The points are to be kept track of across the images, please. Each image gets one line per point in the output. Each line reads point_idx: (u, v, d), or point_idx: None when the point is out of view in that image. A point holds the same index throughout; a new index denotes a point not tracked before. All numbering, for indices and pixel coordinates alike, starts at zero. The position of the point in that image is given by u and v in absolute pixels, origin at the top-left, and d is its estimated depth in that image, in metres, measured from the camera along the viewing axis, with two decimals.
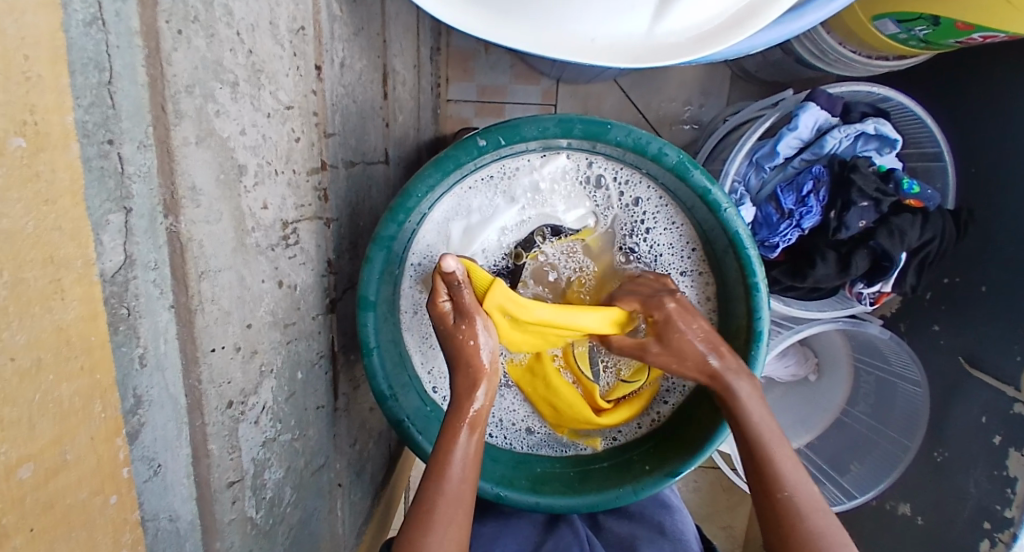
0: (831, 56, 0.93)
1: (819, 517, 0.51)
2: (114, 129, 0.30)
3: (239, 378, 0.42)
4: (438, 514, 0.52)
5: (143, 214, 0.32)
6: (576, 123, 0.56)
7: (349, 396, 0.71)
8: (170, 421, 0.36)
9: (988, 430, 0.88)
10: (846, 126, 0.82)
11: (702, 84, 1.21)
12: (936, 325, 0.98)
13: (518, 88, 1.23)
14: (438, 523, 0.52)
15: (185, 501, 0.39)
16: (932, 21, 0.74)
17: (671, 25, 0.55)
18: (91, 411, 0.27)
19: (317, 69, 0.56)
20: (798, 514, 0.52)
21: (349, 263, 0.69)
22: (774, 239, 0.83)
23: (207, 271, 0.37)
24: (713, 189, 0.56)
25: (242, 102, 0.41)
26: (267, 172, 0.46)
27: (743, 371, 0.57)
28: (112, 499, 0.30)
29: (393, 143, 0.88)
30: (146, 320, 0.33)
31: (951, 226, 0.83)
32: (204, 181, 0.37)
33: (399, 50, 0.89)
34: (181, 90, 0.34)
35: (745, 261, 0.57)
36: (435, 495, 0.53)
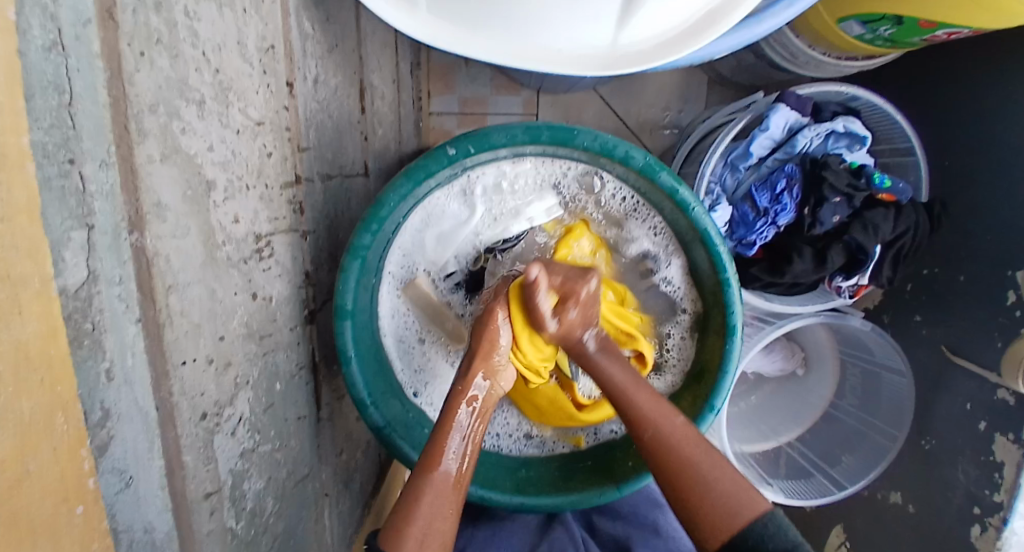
0: (801, 58, 0.95)
1: (705, 456, 0.51)
2: (76, 148, 0.30)
3: (212, 390, 0.43)
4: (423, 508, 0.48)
5: (106, 231, 0.32)
6: (544, 130, 0.59)
7: (333, 406, 0.71)
8: (141, 435, 0.37)
9: (973, 418, 0.89)
10: (815, 125, 0.84)
11: (679, 88, 1.23)
12: (916, 315, 1.00)
13: (499, 99, 1.25)
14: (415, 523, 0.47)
15: (161, 512, 0.40)
16: (896, 21, 0.76)
17: (635, 34, 0.56)
18: (52, 424, 0.28)
19: (288, 86, 0.57)
20: (688, 468, 0.51)
21: (328, 274, 0.70)
22: (751, 237, 0.85)
23: (175, 285, 0.39)
24: (680, 188, 0.58)
25: (210, 120, 0.43)
26: (238, 187, 0.47)
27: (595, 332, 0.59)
28: (78, 509, 0.31)
29: (373, 156, 0.90)
30: (112, 335, 0.34)
31: (924, 217, 0.84)
32: (170, 198, 0.38)
33: (377, 66, 0.90)
34: (143, 109, 0.35)
35: (716, 256, 0.59)
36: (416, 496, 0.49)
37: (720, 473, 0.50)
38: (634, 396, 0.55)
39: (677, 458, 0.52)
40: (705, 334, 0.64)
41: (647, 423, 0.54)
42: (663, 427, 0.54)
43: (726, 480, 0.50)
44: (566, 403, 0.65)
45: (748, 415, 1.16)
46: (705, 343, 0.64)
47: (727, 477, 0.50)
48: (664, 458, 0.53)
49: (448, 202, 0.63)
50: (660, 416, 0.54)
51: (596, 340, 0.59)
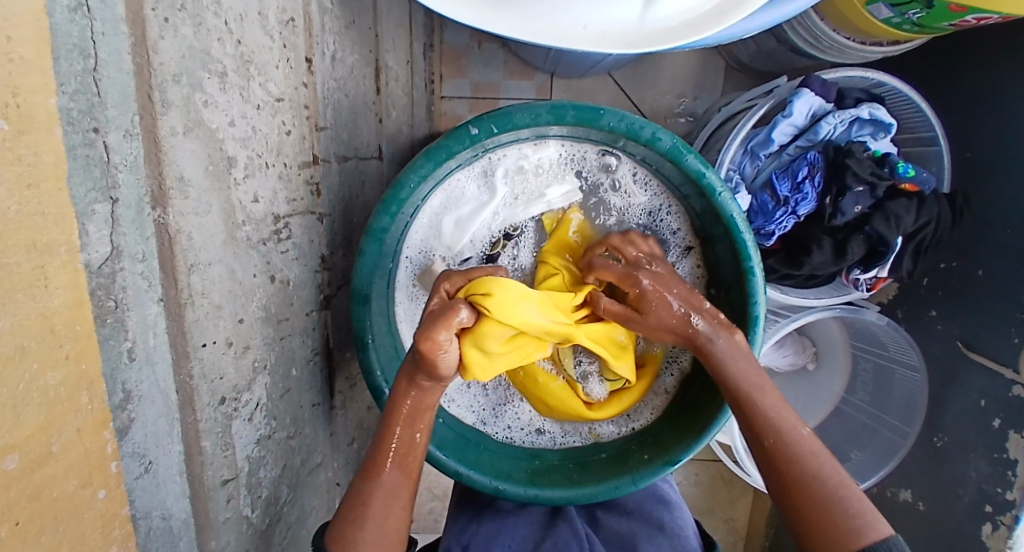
0: (824, 43, 0.93)
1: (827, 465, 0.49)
2: (100, 117, 0.29)
3: (232, 374, 0.42)
4: (372, 510, 0.51)
5: (130, 205, 0.31)
6: (569, 110, 0.56)
7: (346, 393, 0.71)
8: (162, 417, 0.36)
9: (986, 415, 0.88)
10: (840, 111, 0.82)
11: (695, 76, 1.21)
12: (932, 310, 0.98)
13: (511, 84, 1.22)
14: (370, 521, 0.50)
15: (178, 499, 0.39)
16: (925, 5, 0.74)
17: (666, 8, 0.54)
18: (78, 401, 0.27)
19: (307, 62, 0.55)
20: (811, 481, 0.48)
21: (343, 259, 0.69)
22: (770, 227, 0.83)
23: (197, 264, 0.37)
24: (708, 173, 0.56)
25: (231, 93, 0.41)
26: (258, 164, 0.45)
27: (724, 327, 0.53)
28: (102, 493, 0.30)
29: (386, 139, 0.88)
30: (134, 313, 0.32)
31: (946, 209, 0.83)
32: (193, 172, 0.36)
33: (391, 46, 0.88)
34: (167, 79, 0.33)
35: (740, 246, 0.57)
36: (370, 496, 0.51)
37: (848, 491, 0.48)
38: (759, 400, 0.53)
39: (801, 468, 0.49)
40: None
41: (769, 431, 0.51)
42: (791, 435, 0.51)
43: (853, 500, 0.47)
44: (574, 398, 0.64)
45: None
46: None
47: (853, 496, 0.48)
48: (789, 469, 0.49)
49: (467, 184, 0.61)
50: (785, 423, 0.51)
51: (720, 330, 0.53)
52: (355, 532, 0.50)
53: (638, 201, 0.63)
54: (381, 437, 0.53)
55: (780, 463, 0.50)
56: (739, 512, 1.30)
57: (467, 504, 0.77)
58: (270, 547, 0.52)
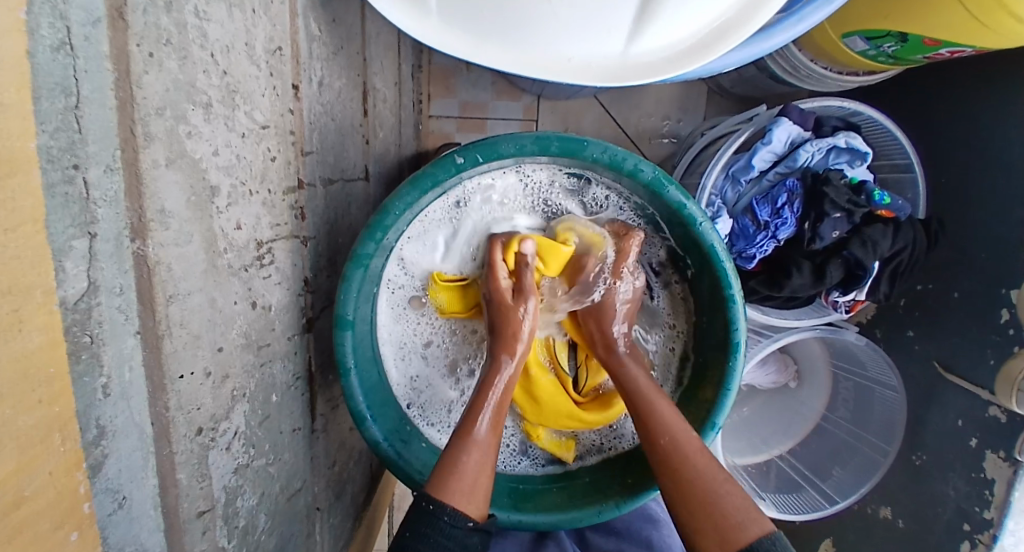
0: (802, 72, 0.96)
1: (707, 463, 0.53)
2: (80, 153, 0.29)
3: (209, 404, 0.42)
4: (472, 462, 0.52)
5: (108, 239, 0.31)
6: (553, 140, 0.56)
7: (327, 416, 0.70)
8: (137, 451, 0.35)
9: (964, 435, 0.90)
10: (817, 139, 0.84)
11: (679, 99, 1.23)
12: (909, 331, 1.00)
13: (498, 104, 1.24)
14: (465, 473, 0.52)
15: (153, 532, 0.38)
16: (900, 38, 0.77)
17: (648, 44, 0.55)
18: (51, 442, 0.26)
19: (294, 89, 0.55)
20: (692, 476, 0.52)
21: (327, 280, 0.69)
22: (751, 250, 0.85)
23: (176, 294, 0.37)
24: (689, 203, 0.57)
25: (215, 123, 0.41)
26: (241, 192, 0.46)
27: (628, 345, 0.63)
28: (74, 535, 0.29)
29: (373, 160, 0.88)
30: (110, 347, 0.32)
31: (921, 235, 0.85)
32: (174, 204, 0.36)
33: (379, 69, 0.89)
34: (150, 112, 0.33)
35: (721, 273, 0.58)
36: (460, 453, 0.53)
37: (731, 487, 0.51)
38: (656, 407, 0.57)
39: (690, 471, 0.52)
40: (707, 347, 0.63)
41: (662, 433, 0.56)
42: (679, 435, 0.55)
43: (736, 499, 0.50)
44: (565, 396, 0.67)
45: (740, 427, 1.17)
46: (706, 357, 0.63)
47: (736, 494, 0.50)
48: (678, 468, 0.53)
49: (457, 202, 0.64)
50: (673, 427, 0.56)
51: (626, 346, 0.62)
52: (450, 486, 0.51)
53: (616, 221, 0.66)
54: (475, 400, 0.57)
55: (679, 473, 0.53)
56: None
57: None
58: None
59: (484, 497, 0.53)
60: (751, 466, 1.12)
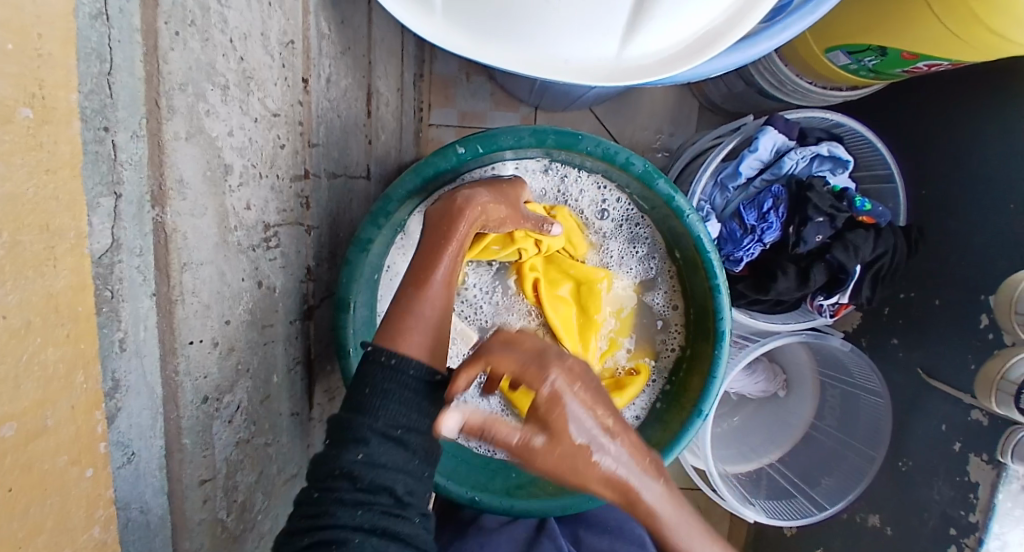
0: (789, 86, 1.01)
1: None
2: (111, 117, 0.31)
3: (215, 374, 0.43)
4: (426, 313, 0.56)
5: (131, 201, 0.33)
6: (550, 134, 0.59)
7: (325, 406, 0.71)
8: (146, 410, 0.37)
9: (948, 438, 0.91)
10: (801, 148, 0.88)
11: (672, 114, 1.28)
12: (893, 338, 1.03)
13: (496, 115, 1.28)
14: (417, 328, 0.56)
15: (156, 494, 0.39)
16: (880, 52, 0.82)
17: (642, 47, 0.59)
18: (72, 381, 0.28)
19: (303, 82, 0.58)
20: None
21: (328, 271, 0.71)
22: (739, 254, 0.87)
23: (190, 263, 0.39)
24: (677, 196, 0.59)
25: (231, 105, 0.43)
26: (252, 174, 0.48)
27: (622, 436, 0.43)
28: (87, 472, 0.30)
29: (375, 160, 0.91)
30: (128, 304, 0.33)
31: (901, 242, 0.88)
32: (192, 176, 0.38)
33: (383, 73, 0.92)
34: (175, 87, 0.36)
35: (707, 264, 0.61)
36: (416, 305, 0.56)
37: None
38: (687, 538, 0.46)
39: None
40: (698, 339, 0.66)
41: None
42: None
43: None
44: None
45: (730, 436, 1.19)
46: (696, 347, 0.66)
47: None
48: None
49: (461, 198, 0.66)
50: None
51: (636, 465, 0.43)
52: (404, 335, 0.55)
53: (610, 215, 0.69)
54: (424, 256, 0.58)
55: None
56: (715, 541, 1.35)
57: (447, 523, 0.77)
58: None
59: (434, 343, 0.56)
60: (743, 474, 1.14)
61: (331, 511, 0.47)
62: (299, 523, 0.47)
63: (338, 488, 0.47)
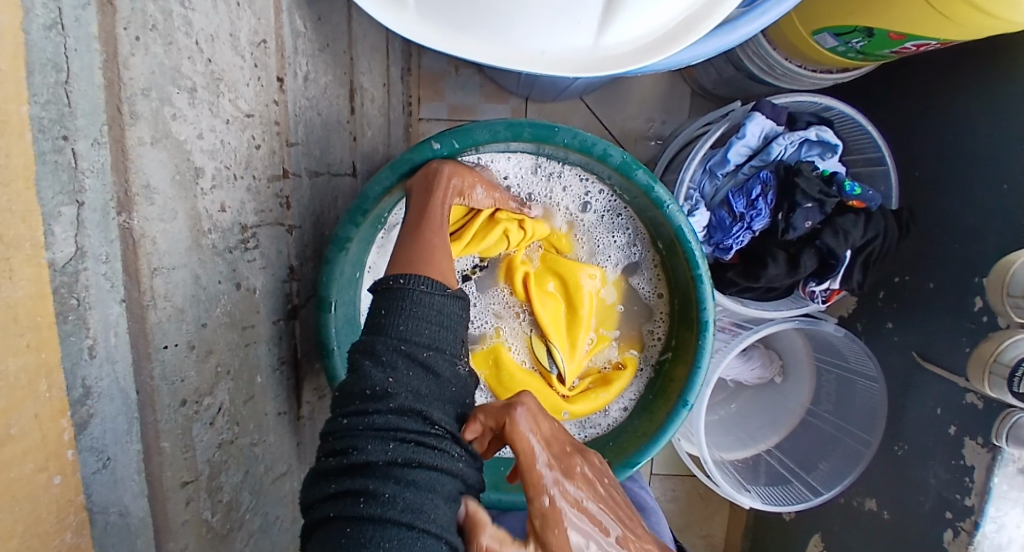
0: (778, 71, 0.99)
1: None
2: (70, 125, 0.31)
3: (193, 377, 0.43)
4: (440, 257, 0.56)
5: (95, 208, 0.33)
6: (525, 127, 0.59)
7: (314, 404, 0.72)
8: (122, 416, 0.37)
9: (943, 422, 0.91)
10: (790, 134, 0.87)
11: (663, 101, 1.27)
12: (888, 323, 1.03)
13: (486, 107, 1.27)
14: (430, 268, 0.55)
15: (136, 497, 0.39)
16: (866, 33, 0.80)
17: (617, 37, 0.58)
18: (37, 388, 0.28)
19: (278, 81, 0.58)
20: None
21: (313, 270, 0.71)
22: (728, 241, 0.87)
23: (160, 267, 0.39)
24: (656, 187, 0.59)
25: (200, 108, 0.43)
26: (225, 176, 0.48)
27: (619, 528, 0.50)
28: (56, 480, 0.31)
29: (361, 157, 0.90)
30: (96, 311, 0.34)
31: (892, 226, 0.87)
32: (159, 180, 0.38)
33: (367, 69, 0.92)
34: (137, 92, 0.35)
35: (689, 255, 0.60)
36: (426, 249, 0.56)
37: None
38: None
39: None
40: (681, 329, 0.66)
41: None
42: None
43: None
44: (551, 393, 0.67)
45: (728, 423, 1.20)
46: (681, 338, 0.66)
47: None
48: None
49: None
50: None
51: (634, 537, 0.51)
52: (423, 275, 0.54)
53: (593, 207, 0.68)
54: (420, 207, 0.58)
55: None
56: (716, 527, 1.36)
57: None
58: None
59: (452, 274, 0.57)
60: (739, 461, 1.15)
61: (356, 446, 0.46)
62: (327, 462, 0.47)
63: (369, 413, 0.48)
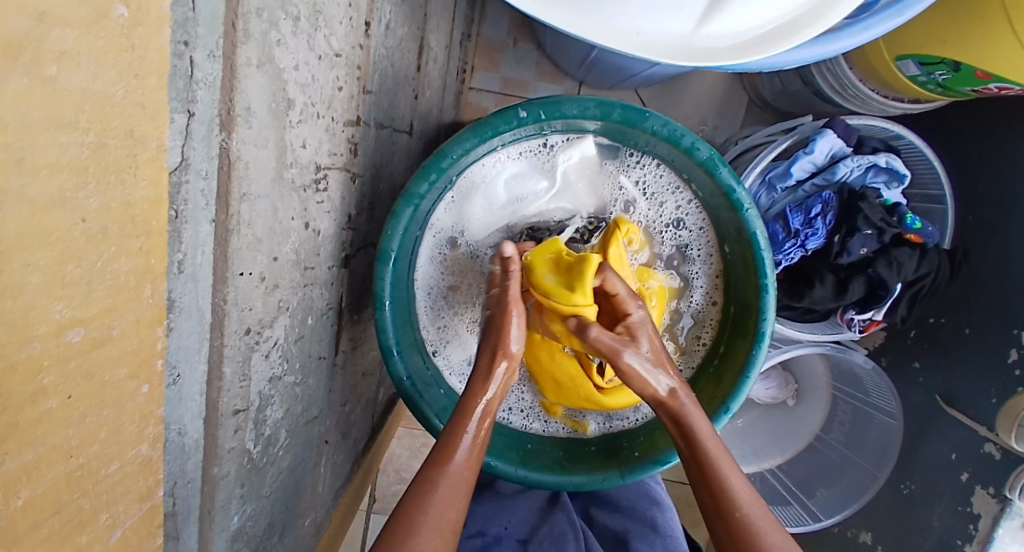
0: (850, 91, 0.96)
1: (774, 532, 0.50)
2: (191, 32, 0.30)
3: (259, 307, 0.43)
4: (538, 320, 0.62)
5: (202, 122, 0.32)
6: (616, 108, 0.59)
7: (348, 354, 0.72)
8: (195, 334, 0.37)
9: (955, 468, 0.91)
10: (858, 156, 0.85)
11: (719, 106, 1.24)
12: (916, 361, 1.01)
13: (540, 86, 1.24)
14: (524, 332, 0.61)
15: (194, 418, 0.39)
16: (953, 67, 0.77)
17: (717, 29, 0.56)
18: (141, 291, 0.28)
19: (366, 25, 0.56)
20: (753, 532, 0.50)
21: (365, 223, 0.70)
22: (777, 257, 0.85)
23: (248, 194, 0.38)
24: (739, 188, 0.59)
25: (300, 39, 0.42)
26: (311, 113, 0.47)
27: None
28: (144, 388, 0.30)
29: (418, 116, 0.89)
30: (189, 227, 0.33)
31: (945, 265, 0.86)
32: (258, 104, 0.37)
33: (435, 28, 0.90)
34: (251, 11, 0.34)
35: (758, 262, 0.60)
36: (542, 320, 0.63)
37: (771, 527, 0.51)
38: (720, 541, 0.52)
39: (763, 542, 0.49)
40: (732, 335, 0.65)
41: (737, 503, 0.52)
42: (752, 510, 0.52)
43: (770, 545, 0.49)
44: (585, 380, 0.66)
45: (734, 437, 1.19)
46: (729, 345, 0.65)
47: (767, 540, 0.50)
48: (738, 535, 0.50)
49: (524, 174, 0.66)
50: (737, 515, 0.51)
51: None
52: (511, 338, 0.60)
53: (657, 196, 0.66)
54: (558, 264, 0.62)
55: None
56: None
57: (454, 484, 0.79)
58: (262, 489, 0.53)
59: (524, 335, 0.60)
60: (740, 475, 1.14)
61: None
62: None
63: None
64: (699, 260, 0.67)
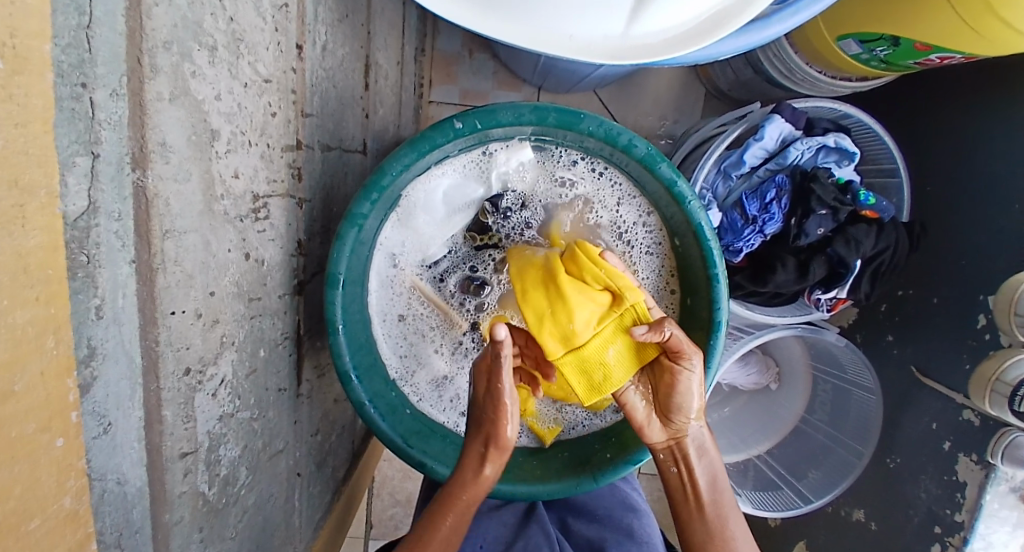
0: (798, 75, 0.98)
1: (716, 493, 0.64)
2: (89, 73, 0.29)
3: (198, 345, 0.42)
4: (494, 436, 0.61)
5: (110, 161, 0.31)
6: (551, 112, 0.60)
7: (313, 382, 0.71)
8: (124, 380, 0.35)
9: (938, 437, 0.92)
10: (808, 139, 0.86)
11: (676, 100, 1.25)
12: (889, 335, 1.02)
13: (499, 94, 1.25)
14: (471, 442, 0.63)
15: (135, 465, 0.38)
16: (892, 42, 0.79)
17: (647, 26, 0.57)
18: (44, 343, 0.27)
19: (298, 48, 0.56)
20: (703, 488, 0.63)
21: (320, 246, 0.70)
22: (738, 244, 0.86)
23: (172, 230, 0.37)
24: (679, 181, 0.60)
25: (220, 68, 0.41)
26: (241, 141, 0.46)
27: None
28: (58, 441, 0.29)
29: (372, 135, 0.89)
30: (105, 270, 0.32)
31: (903, 237, 0.87)
32: (175, 139, 0.37)
33: (383, 46, 0.89)
34: (158, 45, 0.34)
35: (706, 251, 0.61)
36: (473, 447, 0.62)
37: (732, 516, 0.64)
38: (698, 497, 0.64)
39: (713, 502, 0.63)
40: (689, 326, 0.66)
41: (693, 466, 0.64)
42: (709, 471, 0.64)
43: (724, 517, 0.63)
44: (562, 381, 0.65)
45: (722, 426, 1.17)
46: (688, 337, 0.65)
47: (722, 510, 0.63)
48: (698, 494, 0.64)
49: (467, 185, 0.66)
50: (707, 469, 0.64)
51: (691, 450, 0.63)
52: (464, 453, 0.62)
53: (605, 195, 0.66)
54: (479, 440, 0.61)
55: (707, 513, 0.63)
56: None
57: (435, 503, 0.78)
58: (224, 530, 0.51)
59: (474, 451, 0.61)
60: (731, 464, 1.12)
61: None
62: None
63: None
64: (650, 256, 0.67)
